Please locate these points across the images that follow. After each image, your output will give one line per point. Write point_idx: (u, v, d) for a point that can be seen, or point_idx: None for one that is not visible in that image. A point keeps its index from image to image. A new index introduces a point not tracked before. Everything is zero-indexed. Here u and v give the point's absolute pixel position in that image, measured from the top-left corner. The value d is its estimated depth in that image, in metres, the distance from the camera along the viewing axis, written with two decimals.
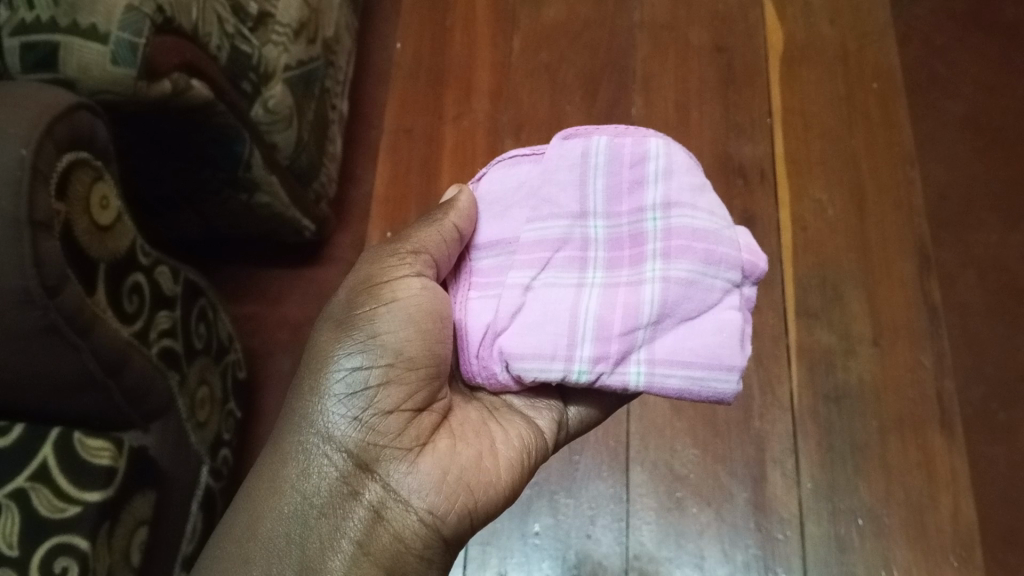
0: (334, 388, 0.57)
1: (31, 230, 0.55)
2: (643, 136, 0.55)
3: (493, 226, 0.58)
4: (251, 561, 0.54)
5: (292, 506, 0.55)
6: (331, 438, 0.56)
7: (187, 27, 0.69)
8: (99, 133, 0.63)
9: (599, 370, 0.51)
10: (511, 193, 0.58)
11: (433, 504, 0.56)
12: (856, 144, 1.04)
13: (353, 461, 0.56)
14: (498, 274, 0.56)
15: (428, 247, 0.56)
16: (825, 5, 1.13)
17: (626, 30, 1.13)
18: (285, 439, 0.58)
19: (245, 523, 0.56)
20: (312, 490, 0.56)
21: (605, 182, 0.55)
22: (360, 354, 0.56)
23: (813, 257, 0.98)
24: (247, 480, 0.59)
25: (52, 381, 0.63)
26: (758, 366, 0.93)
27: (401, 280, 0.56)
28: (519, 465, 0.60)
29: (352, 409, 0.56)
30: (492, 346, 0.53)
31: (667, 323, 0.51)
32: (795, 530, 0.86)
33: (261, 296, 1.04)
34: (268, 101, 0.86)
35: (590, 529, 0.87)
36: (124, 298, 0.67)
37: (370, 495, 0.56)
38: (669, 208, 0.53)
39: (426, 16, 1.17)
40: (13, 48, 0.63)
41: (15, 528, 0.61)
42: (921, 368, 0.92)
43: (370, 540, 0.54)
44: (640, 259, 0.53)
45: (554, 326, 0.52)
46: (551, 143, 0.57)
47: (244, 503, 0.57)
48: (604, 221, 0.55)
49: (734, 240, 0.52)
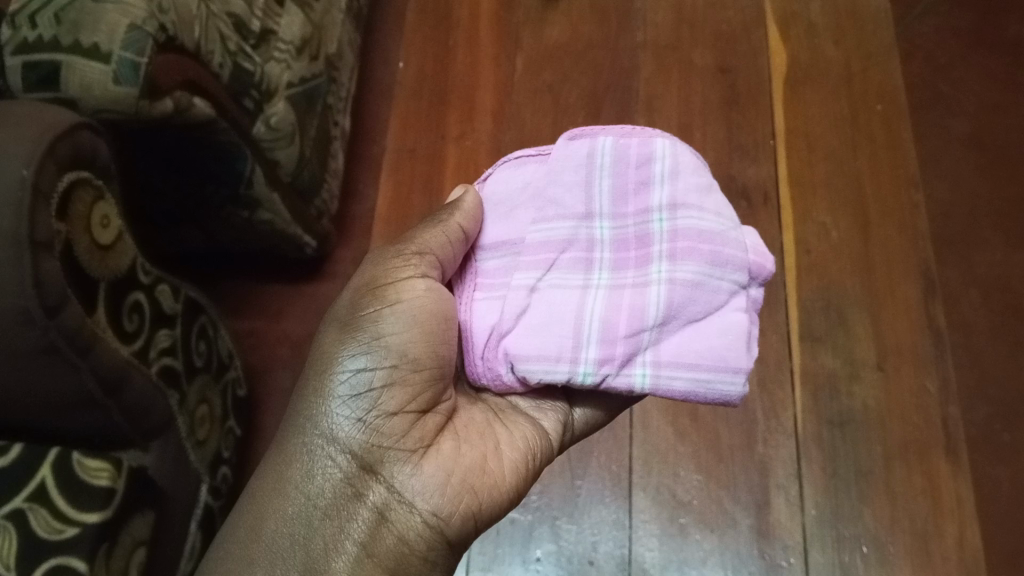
0: (339, 389, 0.56)
1: (32, 251, 0.55)
2: (650, 136, 0.55)
3: (497, 228, 0.58)
4: (255, 564, 0.54)
5: (296, 508, 0.55)
6: (334, 439, 0.56)
7: (190, 45, 0.69)
8: (100, 152, 0.62)
9: (605, 373, 0.50)
10: (516, 194, 0.57)
11: (437, 506, 0.55)
12: (861, 165, 1.04)
13: (358, 462, 0.56)
14: (502, 275, 0.56)
15: (432, 248, 0.56)
16: (827, 25, 1.13)
17: (629, 50, 1.13)
18: (290, 440, 0.57)
19: (248, 525, 0.55)
20: (316, 491, 0.55)
21: (611, 183, 0.55)
22: (364, 355, 0.56)
23: (818, 280, 0.98)
24: (250, 481, 0.58)
25: (53, 400, 0.63)
26: (762, 391, 0.92)
27: (405, 281, 0.55)
28: (524, 467, 0.59)
29: (357, 411, 0.56)
30: (497, 348, 0.53)
31: (672, 324, 0.50)
32: (799, 556, 0.85)
33: (261, 313, 1.03)
34: (271, 118, 0.85)
35: (592, 556, 0.87)
36: (124, 317, 0.66)
37: (374, 497, 0.55)
38: (675, 209, 0.52)
39: (429, 33, 1.17)
40: (15, 67, 0.63)
41: (13, 549, 0.60)
42: (926, 394, 0.92)
43: (374, 542, 0.54)
44: (646, 260, 0.52)
45: (559, 328, 0.51)
46: (557, 143, 0.57)
47: (247, 505, 0.56)
48: (610, 222, 0.55)
49: (740, 242, 0.51)
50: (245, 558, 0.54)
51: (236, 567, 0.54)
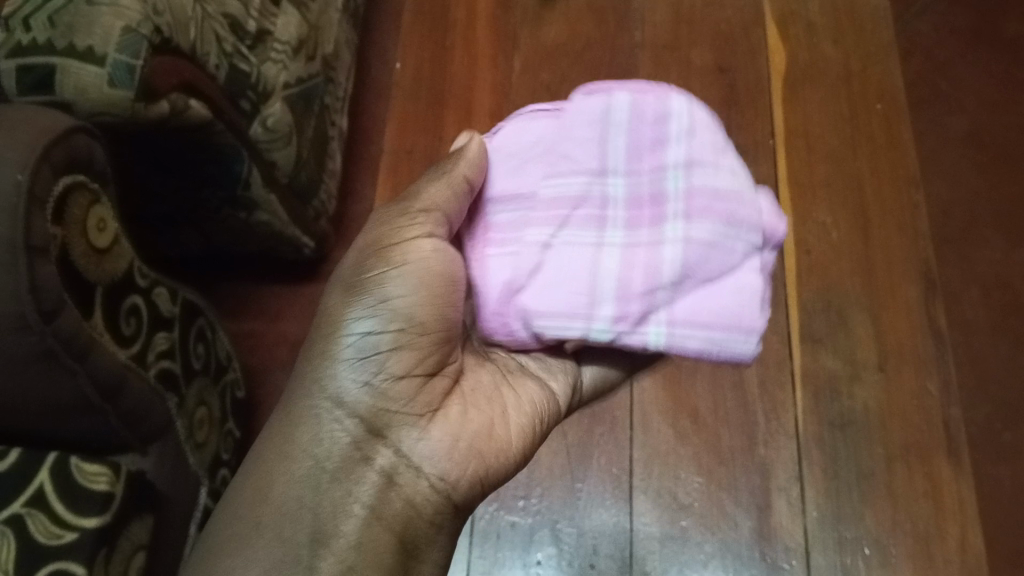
0: (346, 352, 0.55)
1: (28, 257, 0.54)
2: (666, 92, 0.52)
3: (507, 181, 0.54)
4: (262, 525, 0.52)
5: (303, 470, 0.53)
6: (344, 403, 0.55)
7: (185, 46, 0.69)
8: (96, 156, 0.62)
9: (619, 330, 0.48)
10: (527, 148, 0.54)
11: (445, 470, 0.56)
12: (860, 165, 1.04)
13: (366, 426, 0.55)
14: (513, 230, 0.52)
15: (438, 203, 0.54)
16: (827, 24, 1.13)
17: (627, 50, 1.12)
18: (295, 404, 0.55)
19: (254, 486, 0.54)
20: (324, 455, 0.54)
21: (626, 139, 0.52)
22: (372, 317, 0.54)
23: (818, 280, 0.98)
24: (254, 443, 0.56)
25: (51, 407, 0.62)
26: (763, 393, 0.92)
27: (412, 240, 0.54)
28: (529, 429, 0.60)
29: (365, 374, 0.54)
30: (509, 305, 0.50)
31: (687, 284, 0.48)
32: (801, 559, 0.85)
33: (260, 315, 1.03)
34: (267, 119, 0.84)
35: (593, 559, 0.86)
36: (121, 321, 0.66)
37: (382, 460, 0.55)
38: (690, 167, 0.50)
39: (426, 34, 1.17)
40: (9, 70, 0.62)
41: (11, 555, 0.60)
42: (927, 395, 0.92)
43: (383, 505, 0.54)
44: (660, 218, 0.49)
45: (572, 287, 0.49)
46: (572, 99, 0.54)
47: (251, 467, 0.55)
48: (624, 178, 0.52)
49: (755, 205, 0.49)
50: (252, 519, 0.52)
51: (243, 530, 0.52)
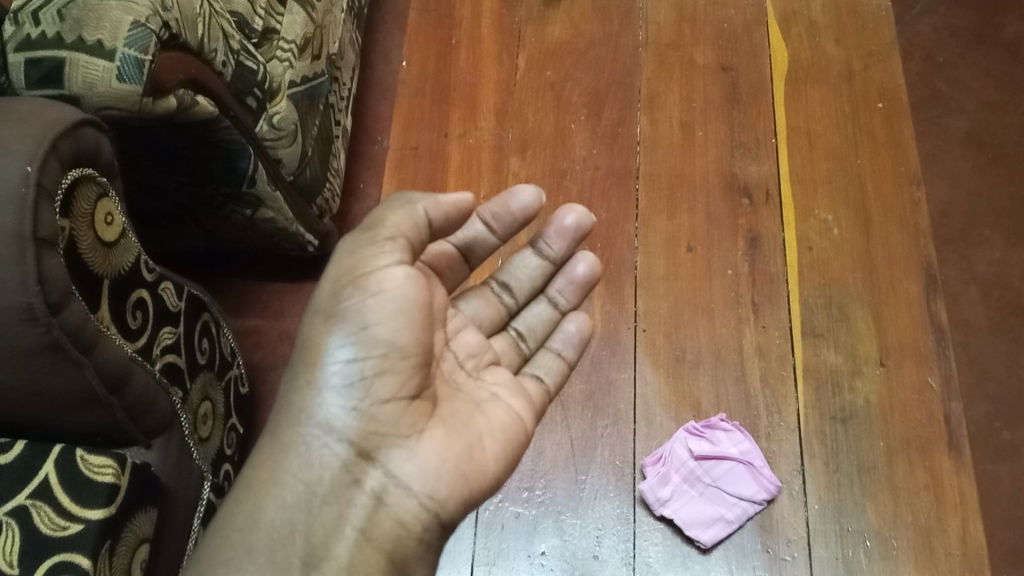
0: (331, 379, 0.55)
1: (35, 247, 0.55)
2: None
3: None
4: (254, 550, 0.54)
5: (295, 495, 0.55)
6: (331, 428, 0.55)
7: (193, 43, 0.70)
8: (103, 150, 0.63)
9: None
10: None
11: (432, 489, 0.54)
12: (862, 164, 1.04)
13: (354, 450, 0.55)
14: None
15: (403, 232, 0.56)
16: (830, 24, 1.14)
17: (632, 50, 1.14)
18: (283, 431, 0.56)
19: (247, 510, 0.56)
20: (315, 479, 0.55)
21: None
22: (353, 345, 0.55)
23: (819, 277, 0.98)
24: (244, 468, 0.58)
25: (55, 400, 0.62)
26: (765, 387, 0.93)
27: (382, 268, 0.55)
28: (518, 441, 0.60)
29: (350, 401, 0.55)
30: None
31: None
32: (802, 551, 0.86)
33: (264, 309, 1.04)
34: (273, 117, 0.85)
35: (597, 549, 0.87)
36: (128, 314, 0.66)
37: (371, 481, 0.55)
38: None
39: (432, 32, 1.17)
40: (18, 63, 0.63)
41: (16, 546, 0.60)
42: (929, 390, 0.92)
43: (373, 526, 0.54)
44: None
45: None
46: None
47: (244, 492, 0.56)
48: None
49: None
50: (244, 544, 0.55)
51: (233, 555, 0.54)
